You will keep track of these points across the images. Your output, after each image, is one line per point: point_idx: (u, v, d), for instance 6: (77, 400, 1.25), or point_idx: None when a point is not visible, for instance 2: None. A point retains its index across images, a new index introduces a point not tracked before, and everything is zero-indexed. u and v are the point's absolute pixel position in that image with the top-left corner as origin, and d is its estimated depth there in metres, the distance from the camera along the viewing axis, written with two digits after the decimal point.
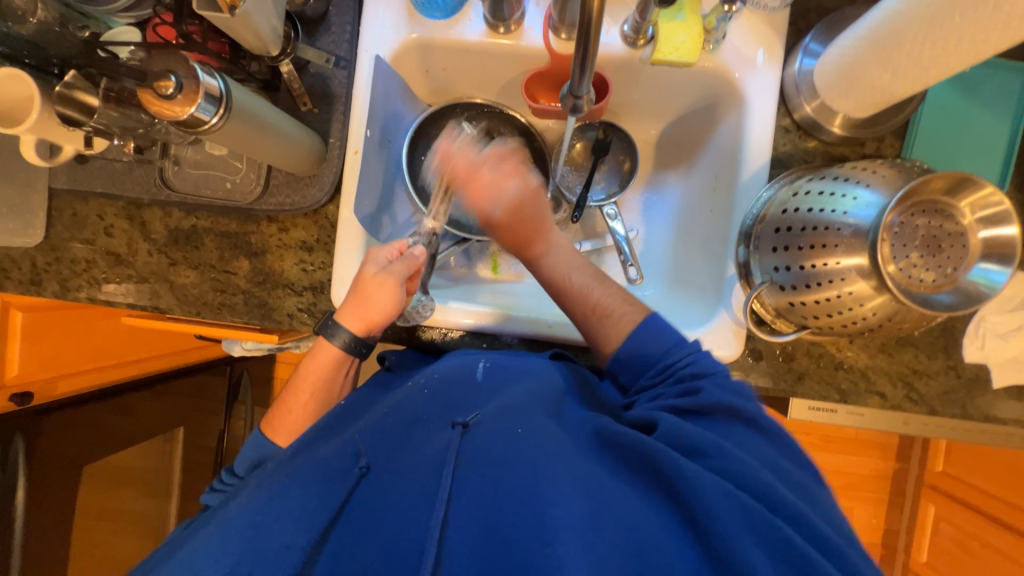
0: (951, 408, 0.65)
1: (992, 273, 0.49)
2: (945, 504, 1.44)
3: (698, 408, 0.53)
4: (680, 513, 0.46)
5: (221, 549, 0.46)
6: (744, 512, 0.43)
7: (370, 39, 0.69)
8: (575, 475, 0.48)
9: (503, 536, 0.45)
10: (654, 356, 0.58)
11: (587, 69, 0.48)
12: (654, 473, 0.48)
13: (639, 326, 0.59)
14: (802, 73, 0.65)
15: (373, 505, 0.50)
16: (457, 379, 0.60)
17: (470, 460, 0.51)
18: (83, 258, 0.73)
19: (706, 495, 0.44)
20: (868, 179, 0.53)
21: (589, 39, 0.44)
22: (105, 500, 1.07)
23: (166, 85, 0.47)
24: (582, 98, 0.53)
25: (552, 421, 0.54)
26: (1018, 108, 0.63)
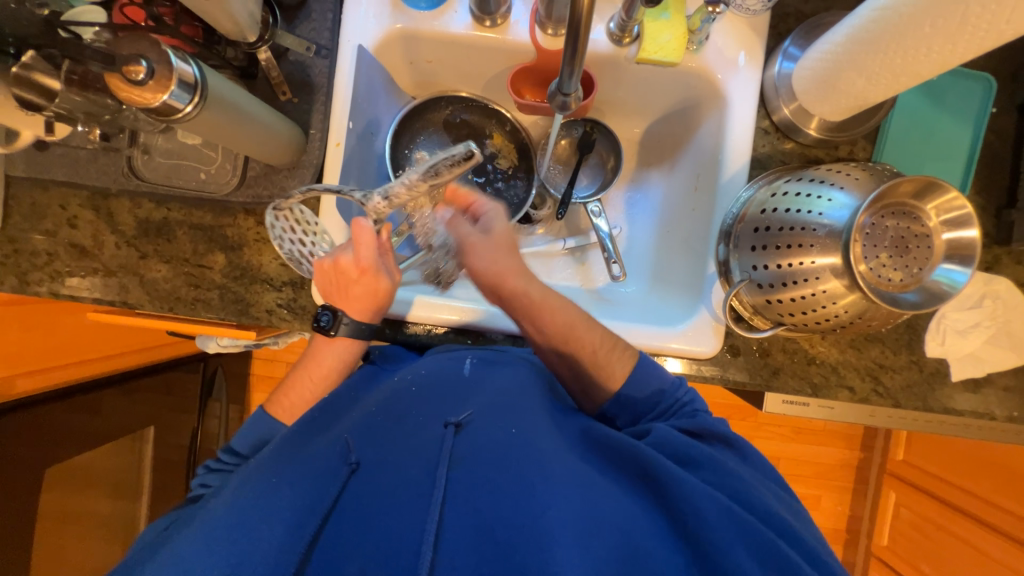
0: (913, 400, 0.69)
1: (954, 273, 0.52)
2: (904, 490, 1.52)
3: (691, 427, 0.58)
4: (671, 515, 0.48)
5: (206, 555, 0.45)
6: (728, 515, 0.46)
7: (353, 28, 0.67)
8: (571, 473, 0.49)
9: (498, 537, 0.45)
10: (649, 391, 0.60)
11: (575, 66, 0.48)
12: (644, 475, 0.51)
13: (637, 364, 0.61)
14: (781, 76, 0.67)
15: (363, 505, 0.49)
16: (446, 375, 0.60)
17: (463, 459, 0.50)
18: (44, 250, 0.69)
19: (699, 500, 0.47)
20: (842, 182, 0.55)
21: (578, 37, 0.44)
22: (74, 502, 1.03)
23: (136, 71, 0.43)
24: (571, 95, 0.54)
25: (545, 419, 0.55)
26: (980, 115, 0.66)
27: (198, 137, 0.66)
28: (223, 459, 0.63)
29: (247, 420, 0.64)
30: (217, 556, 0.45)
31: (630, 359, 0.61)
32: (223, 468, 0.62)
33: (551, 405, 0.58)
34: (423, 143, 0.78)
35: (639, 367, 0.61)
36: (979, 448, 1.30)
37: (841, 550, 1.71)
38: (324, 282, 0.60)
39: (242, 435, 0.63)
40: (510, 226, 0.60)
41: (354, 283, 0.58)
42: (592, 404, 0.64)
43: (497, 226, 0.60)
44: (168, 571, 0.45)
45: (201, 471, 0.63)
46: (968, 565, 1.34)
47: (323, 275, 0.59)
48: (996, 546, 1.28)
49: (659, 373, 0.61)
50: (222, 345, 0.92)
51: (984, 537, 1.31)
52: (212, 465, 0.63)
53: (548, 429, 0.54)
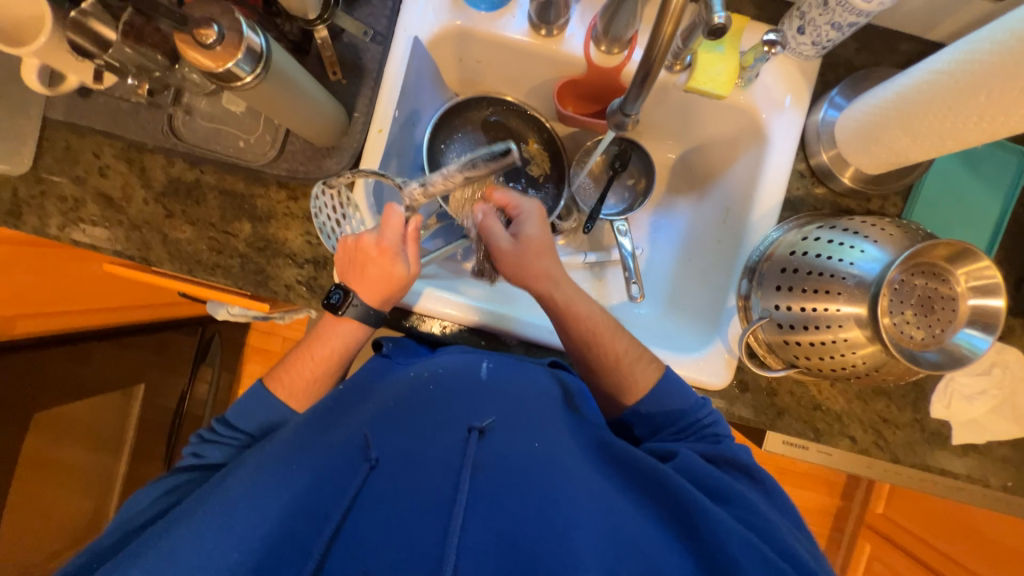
0: (912, 458, 0.69)
1: (975, 338, 0.52)
2: (879, 544, 1.53)
3: (712, 453, 0.59)
4: (691, 544, 0.51)
5: (226, 533, 0.48)
6: (750, 548, 0.49)
7: (410, 19, 0.67)
8: (591, 495, 0.52)
9: (521, 550, 0.48)
10: (671, 407, 0.62)
11: (643, 91, 0.49)
12: (665, 500, 0.54)
13: (661, 378, 0.63)
14: (825, 122, 0.67)
15: (387, 501, 0.51)
16: (464, 376, 0.61)
17: (487, 466, 0.53)
18: (72, 197, 0.68)
19: (727, 535, 0.49)
20: (876, 235, 0.56)
21: (652, 62, 0.44)
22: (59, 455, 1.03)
23: (206, 34, 0.42)
24: (630, 116, 0.54)
25: (565, 433, 0.58)
26: (1010, 187, 0.68)
27: (241, 104, 0.66)
28: (217, 430, 0.62)
29: (245, 393, 0.63)
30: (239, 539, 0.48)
31: (654, 371, 0.64)
32: (220, 440, 0.62)
33: (571, 418, 0.61)
34: (459, 140, 0.79)
35: (661, 381, 0.63)
36: (959, 512, 1.31)
37: None
38: (343, 261, 0.60)
39: (243, 414, 0.62)
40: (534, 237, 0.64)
41: (373, 264, 0.58)
42: (615, 411, 0.68)
43: (528, 231, 0.65)
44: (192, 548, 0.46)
45: (196, 436, 0.63)
46: None
47: (342, 254, 0.59)
48: None
49: (684, 391, 0.63)
50: (232, 313, 0.89)
51: None
52: (206, 434, 0.63)
53: (568, 444, 0.57)
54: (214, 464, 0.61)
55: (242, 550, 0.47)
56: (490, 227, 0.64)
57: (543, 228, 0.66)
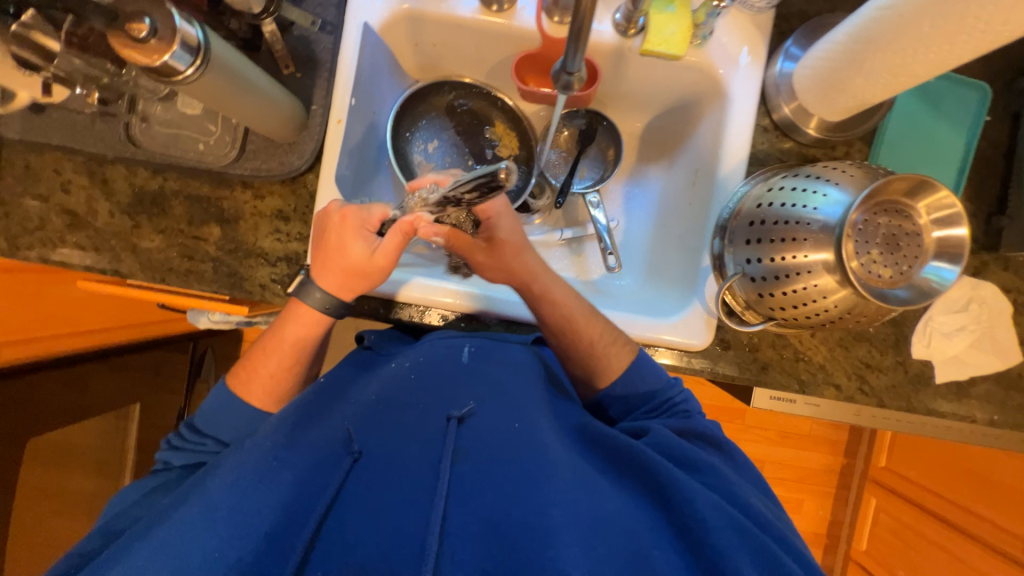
0: (897, 400, 0.70)
1: (943, 270, 0.52)
2: (886, 497, 1.54)
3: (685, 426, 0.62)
4: (671, 519, 0.52)
5: (205, 532, 0.47)
6: (725, 514, 0.51)
7: (359, 5, 0.66)
8: (571, 475, 0.53)
9: (504, 533, 0.48)
10: (641, 390, 0.65)
11: (578, 47, 0.47)
12: (645, 478, 0.55)
13: (633, 361, 0.65)
14: (782, 75, 0.67)
15: (368, 492, 0.51)
16: (444, 363, 0.62)
17: (467, 454, 0.54)
18: (37, 216, 0.68)
19: (699, 505, 0.51)
20: (837, 178, 0.56)
21: (579, 12, 0.42)
22: (52, 481, 1.03)
23: (138, 29, 0.41)
24: (574, 75, 0.52)
25: (545, 416, 0.59)
26: (973, 122, 0.68)
27: (197, 106, 0.66)
28: (186, 436, 0.64)
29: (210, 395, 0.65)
30: (219, 538, 0.47)
31: (628, 353, 0.66)
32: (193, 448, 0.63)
33: (549, 401, 0.63)
34: (424, 126, 0.79)
35: (634, 364, 0.65)
36: (960, 457, 1.32)
37: (821, 552, 1.74)
38: (316, 238, 0.62)
39: (229, 416, 0.63)
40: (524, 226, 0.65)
41: (334, 237, 0.59)
42: (590, 393, 0.70)
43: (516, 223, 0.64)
44: (164, 556, 0.45)
45: (167, 443, 0.65)
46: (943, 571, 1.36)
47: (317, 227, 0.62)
48: (968, 551, 1.31)
49: (655, 375, 0.66)
50: (214, 322, 0.88)
51: (963, 546, 1.32)
52: (175, 441, 0.64)
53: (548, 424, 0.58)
54: (188, 468, 0.62)
55: (222, 549, 0.46)
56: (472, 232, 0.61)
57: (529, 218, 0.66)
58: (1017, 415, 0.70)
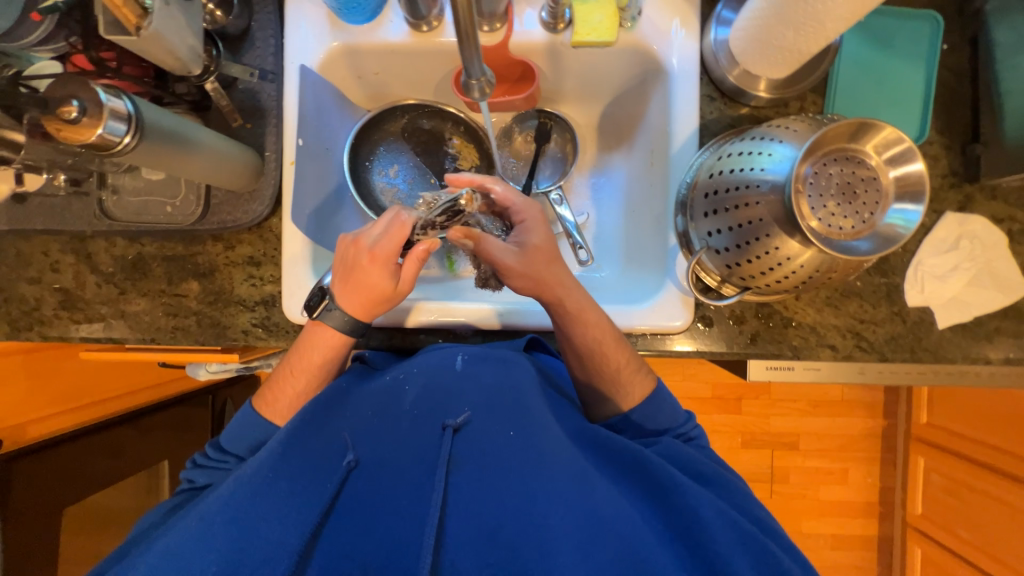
0: (901, 352, 0.66)
1: (907, 212, 0.50)
2: (934, 455, 1.47)
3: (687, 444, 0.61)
4: (671, 522, 0.52)
5: (205, 545, 0.47)
6: (726, 520, 0.51)
7: (295, 50, 0.69)
8: (570, 477, 0.52)
9: (500, 539, 0.49)
10: (661, 419, 0.64)
11: (468, 47, 0.44)
12: (647, 483, 0.54)
13: (654, 390, 0.65)
14: (718, 42, 0.66)
15: (368, 503, 0.53)
16: (438, 376, 0.60)
17: (463, 461, 0.53)
18: (33, 297, 0.72)
19: (703, 514, 0.50)
20: (782, 135, 0.54)
21: (457, 15, 0.40)
22: (84, 543, 1.09)
23: (69, 111, 0.44)
24: (480, 79, 0.49)
25: (547, 415, 0.57)
26: (929, 55, 0.65)
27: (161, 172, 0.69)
28: (210, 455, 0.64)
29: (235, 421, 0.64)
30: (218, 552, 0.47)
31: (649, 381, 0.65)
32: (210, 466, 0.63)
33: (551, 402, 0.60)
34: (383, 152, 0.80)
35: (654, 393, 0.64)
36: (1004, 402, 1.25)
37: (878, 522, 1.65)
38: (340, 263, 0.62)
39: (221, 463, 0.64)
40: (542, 242, 0.64)
41: (362, 262, 0.59)
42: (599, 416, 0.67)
43: (532, 240, 0.64)
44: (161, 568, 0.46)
45: (194, 462, 0.65)
46: (1009, 525, 1.27)
47: (342, 251, 0.61)
48: None
49: (672, 408, 0.65)
50: (213, 372, 0.91)
51: None
52: (199, 460, 0.65)
53: (550, 425, 0.56)
54: (204, 486, 0.62)
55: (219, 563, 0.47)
56: (490, 248, 0.62)
57: (547, 233, 0.65)
58: None
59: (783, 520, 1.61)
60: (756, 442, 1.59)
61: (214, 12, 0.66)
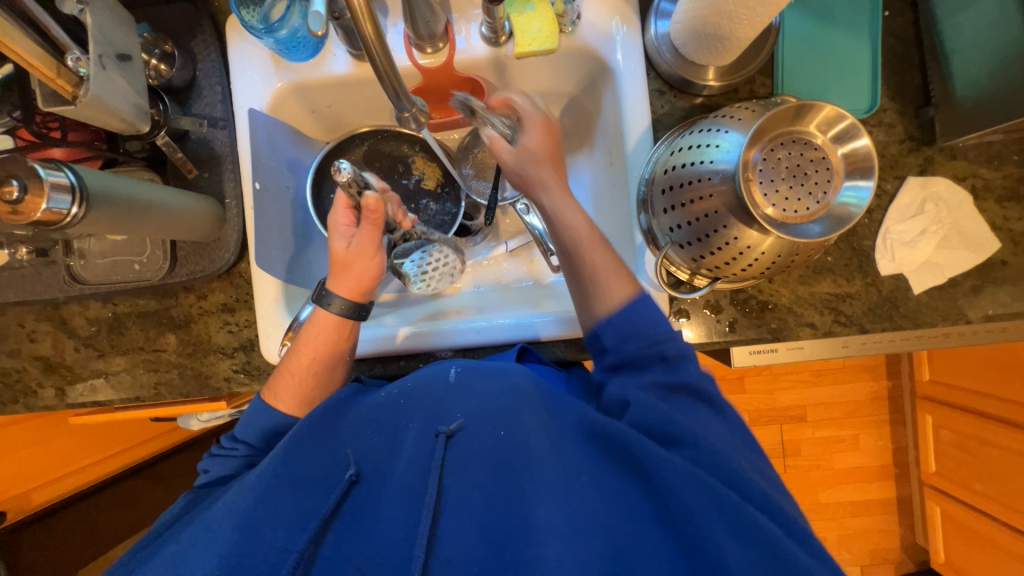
0: (880, 322, 0.66)
1: (859, 189, 0.50)
2: (940, 412, 1.46)
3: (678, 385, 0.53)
4: (665, 515, 0.47)
5: (210, 544, 0.49)
6: (716, 506, 0.45)
7: (242, 93, 0.69)
8: (559, 475, 0.50)
9: (490, 536, 0.47)
10: (639, 325, 0.55)
11: (396, 86, 0.46)
12: (638, 469, 0.49)
13: (635, 295, 0.57)
14: (660, 36, 0.66)
15: (365, 514, 0.52)
16: (430, 389, 0.58)
17: (457, 467, 0.51)
18: (14, 369, 0.73)
19: (689, 503, 0.45)
20: (730, 124, 0.54)
21: (379, 58, 0.42)
22: None
23: (9, 191, 0.44)
24: (412, 111, 0.51)
25: (538, 414, 0.55)
26: (872, 24, 0.65)
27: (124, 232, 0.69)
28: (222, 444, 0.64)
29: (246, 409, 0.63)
30: (219, 554, 0.48)
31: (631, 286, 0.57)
32: (225, 454, 0.63)
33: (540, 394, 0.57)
34: None
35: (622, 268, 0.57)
36: (1002, 352, 1.24)
37: (895, 484, 1.64)
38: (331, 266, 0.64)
39: None
40: (529, 146, 0.60)
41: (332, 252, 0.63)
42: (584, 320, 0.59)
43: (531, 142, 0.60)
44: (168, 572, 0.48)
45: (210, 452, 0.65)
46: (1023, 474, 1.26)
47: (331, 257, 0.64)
48: None
49: None
50: (207, 419, 0.92)
51: None
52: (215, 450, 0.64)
53: (537, 419, 0.54)
54: (219, 476, 0.62)
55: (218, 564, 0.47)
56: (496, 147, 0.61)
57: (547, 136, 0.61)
58: (1016, 303, 0.65)
59: (799, 493, 1.61)
60: (763, 419, 1.59)
61: (158, 67, 0.67)
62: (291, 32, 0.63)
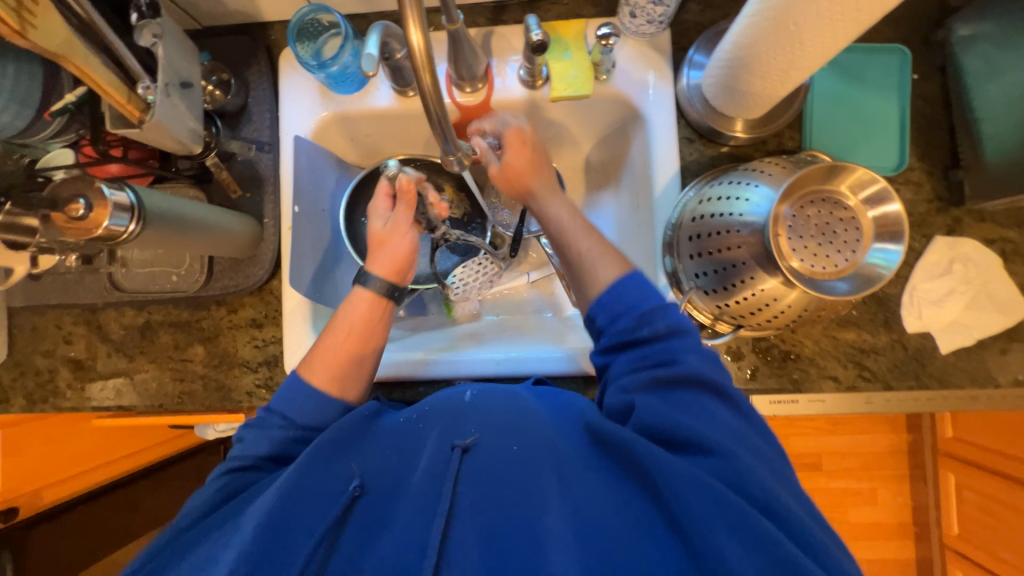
0: (905, 380, 0.65)
1: (887, 252, 0.50)
2: (963, 471, 1.40)
3: (678, 377, 0.50)
4: (673, 526, 0.45)
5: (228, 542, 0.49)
6: (727, 522, 0.42)
7: (289, 121, 0.73)
8: (569, 489, 0.49)
9: (499, 547, 0.47)
10: (629, 302, 0.53)
11: (445, 131, 0.47)
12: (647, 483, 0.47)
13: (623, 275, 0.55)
14: (691, 87, 0.68)
15: (375, 521, 0.52)
16: (447, 410, 0.58)
17: (469, 478, 0.52)
18: (47, 369, 0.75)
19: (697, 515, 0.43)
20: (760, 179, 0.56)
21: (431, 103, 0.43)
22: None
23: (76, 208, 0.48)
24: (457, 154, 0.52)
25: (549, 430, 0.55)
26: (901, 87, 0.67)
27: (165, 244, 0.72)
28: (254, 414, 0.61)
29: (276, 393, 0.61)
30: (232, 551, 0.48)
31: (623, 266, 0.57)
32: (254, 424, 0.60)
33: (546, 410, 0.58)
34: None
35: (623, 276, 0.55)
36: None
37: (913, 544, 1.56)
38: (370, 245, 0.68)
39: None
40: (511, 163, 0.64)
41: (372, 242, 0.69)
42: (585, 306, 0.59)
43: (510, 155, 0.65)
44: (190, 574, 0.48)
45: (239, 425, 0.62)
46: None
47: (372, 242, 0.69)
48: None
49: None
50: (222, 429, 0.93)
51: None
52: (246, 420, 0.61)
53: (550, 438, 0.54)
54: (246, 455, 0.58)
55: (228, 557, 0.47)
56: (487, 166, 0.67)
57: (524, 150, 0.65)
58: None
59: None
60: None
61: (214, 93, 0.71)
62: (341, 68, 0.67)
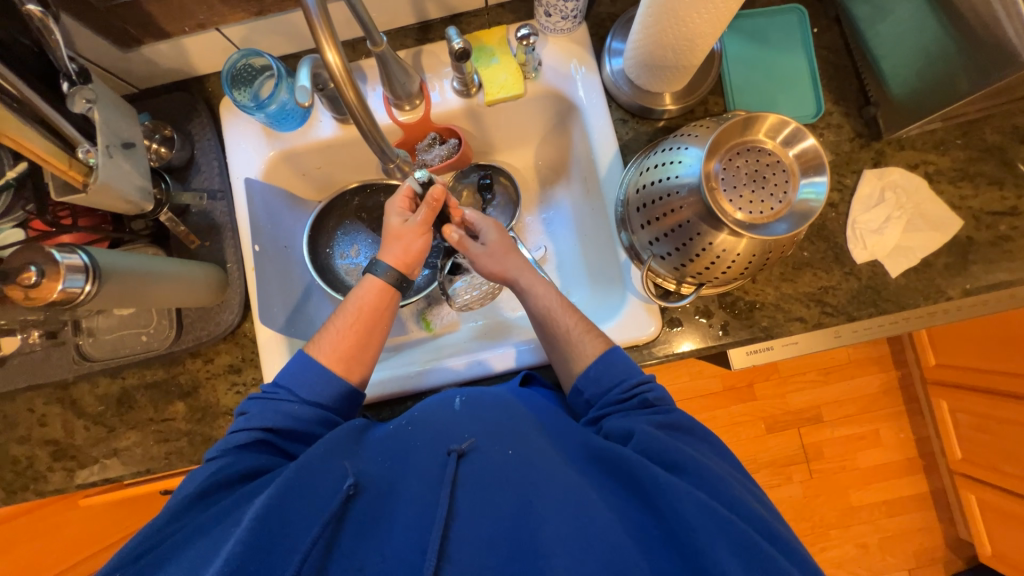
0: (865, 308, 0.68)
1: (815, 185, 0.54)
2: (953, 395, 1.45)
3: (669, 421, 0.55)
4: (662, 526, 0.47)
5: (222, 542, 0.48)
6: (711, 518, 0.44)
7: (238, 165, 0.74)
8: (565, 489, 0.50)
9: (499, 548, 0.47)
10: (614, 378, 0.60)
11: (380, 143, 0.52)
12: (637, 488, 0.49)
13: (607, 351, 0.62)
14: (615, 72, 0.72)
15: (372, 526, 0.51)
16: (439, 420, 0.59)
17: (467, 482, 0.52)
18: (24, 456, 0.73)
19: (684, 512, 0.45)
20: (689, 141, 0.59)
21: (366, 121, 0.47)
22: None
23: (27, 276, 0.47)
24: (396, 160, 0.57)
25: (545, 436, 0.56)
26: (804, 42, 0.72)
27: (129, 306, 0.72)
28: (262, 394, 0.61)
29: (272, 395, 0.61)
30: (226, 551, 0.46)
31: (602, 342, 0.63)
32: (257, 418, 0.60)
33: (538, 416, 0.59)
34: (341, 235, 0.83)
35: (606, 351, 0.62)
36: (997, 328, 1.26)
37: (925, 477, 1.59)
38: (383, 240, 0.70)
39: None
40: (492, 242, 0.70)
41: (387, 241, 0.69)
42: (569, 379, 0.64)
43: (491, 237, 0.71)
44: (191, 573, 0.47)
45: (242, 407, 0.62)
46: None
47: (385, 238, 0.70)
48: None
49: None
50: None
51: None
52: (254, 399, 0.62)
53: (545, 444, 0.55)
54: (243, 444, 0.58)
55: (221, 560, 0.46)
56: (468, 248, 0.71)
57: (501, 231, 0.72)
58: (991, 276, 0.67)
59: (830, 499, 1.56)
60: (780, 424, 1.56)
61: (159, 151, 0.73)
62: (280, 106, 0.69)
